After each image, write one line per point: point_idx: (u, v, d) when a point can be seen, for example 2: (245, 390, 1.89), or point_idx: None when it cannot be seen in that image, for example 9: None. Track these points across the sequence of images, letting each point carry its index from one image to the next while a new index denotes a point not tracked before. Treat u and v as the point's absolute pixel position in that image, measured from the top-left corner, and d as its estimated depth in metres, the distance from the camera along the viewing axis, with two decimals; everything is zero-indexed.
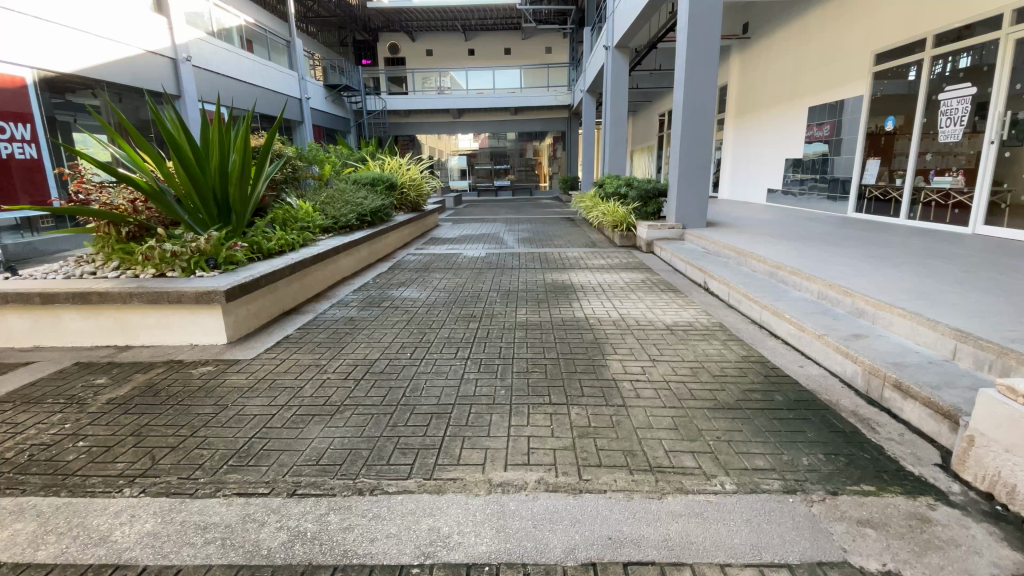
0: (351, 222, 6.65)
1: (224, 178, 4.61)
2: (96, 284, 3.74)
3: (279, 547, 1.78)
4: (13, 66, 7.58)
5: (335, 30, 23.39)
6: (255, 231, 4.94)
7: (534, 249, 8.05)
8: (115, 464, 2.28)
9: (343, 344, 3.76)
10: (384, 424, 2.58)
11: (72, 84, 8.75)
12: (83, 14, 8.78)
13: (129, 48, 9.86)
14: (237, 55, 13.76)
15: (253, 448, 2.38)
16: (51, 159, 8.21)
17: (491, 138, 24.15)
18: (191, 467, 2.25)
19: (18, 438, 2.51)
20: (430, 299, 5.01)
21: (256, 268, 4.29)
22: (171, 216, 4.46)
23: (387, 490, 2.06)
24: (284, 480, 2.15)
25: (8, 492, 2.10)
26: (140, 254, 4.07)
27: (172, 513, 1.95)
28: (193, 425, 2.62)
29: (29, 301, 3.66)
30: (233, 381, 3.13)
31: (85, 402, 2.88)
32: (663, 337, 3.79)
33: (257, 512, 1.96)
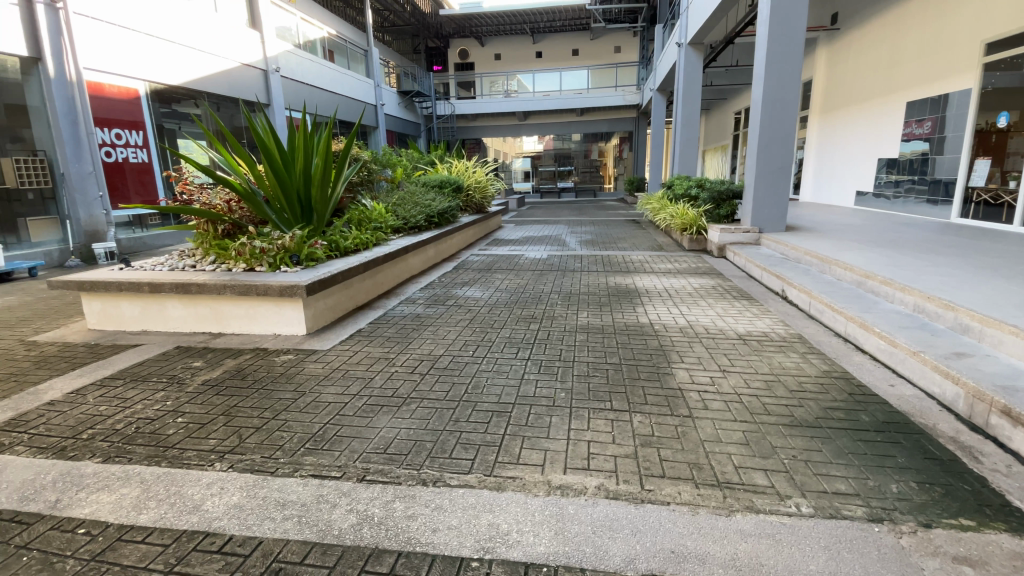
0: (420, 223, 6.87)
1: (307, 181, 4.91)
2: (195, 277, 4.12)
3: (348, 528, 1.88)
4: (128, 80, 8.54)
5: (409, 39, 24.36)
6: (333, 231, 5.23)
7: (598, 251, 7.92)
8: (208, 440, 2.51)
9: (410, 339, 3.91)
10: (447, 418, 2.66)
11: (178, 95, 9.74)
12: (186, 31, 9.73)
13: (226, 61, 10.79)
14: (321, 64, 14.69)
15: (327, 433, 2.54)
16: (159, 163, 9.21)
17: (556, 140, 24.14)
18: (273, 447, 2.43)
19: (128, 411, 2.84)
20: (492, 299, 5.09)
21: (334, 265, 4.55)
22: (261, 216, 4.84)
23: (449, 484, 2.12)
24: (355, 464, 2.27)
25: (118, 459, 2.37)
26: (233, 250, 4.43)
27: (256, 488, 2.12)
28: (276, 408, 2.83)
29: (139, 290, 4.10)
30: (310, 370, 3.34)
31: (183, 383, 3.19)
32: (735, 347, 3.61)
33: (330, 494, 2.08)
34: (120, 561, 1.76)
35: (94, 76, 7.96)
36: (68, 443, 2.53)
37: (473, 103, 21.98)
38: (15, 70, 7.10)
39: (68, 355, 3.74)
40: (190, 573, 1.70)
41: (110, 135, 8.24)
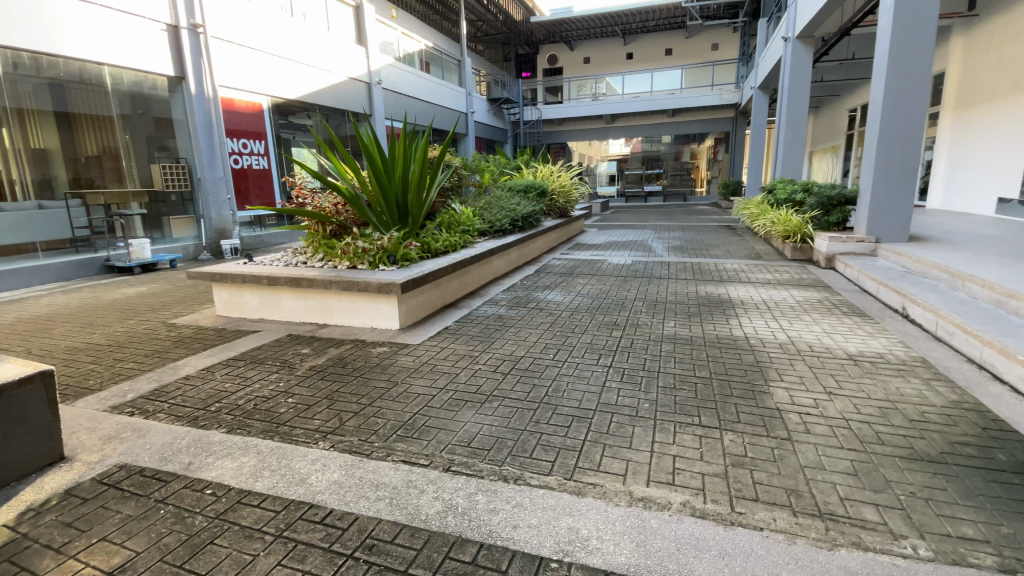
0: (505, 226, 7.03)
1: (405, 186, 5.23)
2: (306, 272, 4.54)
3: (434, 514, 1.98)
4: (254, 95, 9.62)
5: (500, 47, 25.02)
6: (425, 233, 5.51)
7: (687, 258, 7.60)
8: (314, 420, 2.77)
9: (493, 339, 4.02)
10: (527, 419, 2.70)
11: (295, 108, 10.80)
12: (303, 50, 10.75)
13: (335, 76, 11.80)
14: (418, 75, 15.53)
15: (416, 423, 2.69)
16: (277, 169, 10.31)
17: (644, 143, 23.48)
18: (369, 431, 2.62)
19: (249, 389, 3.21)
20: (574, 303, 5.08)
21: (426, 265, 4.79)
22: (363, 218, 5.24)
23: (530, 482, 2.16)
24: (441, 455, 2.39)
25: (240, 431, 2.69)
26: (339, 249, 4.84)
27: (354, 468, 2.31)
28: (372, 396, 3.05)
29: (259, 282, 4.61)
30: (402, 362, 3.56)
31: (293, 367, 3.54)
32: (844, 368, 3.29)
33: (418, 479, 2.21)
34: (239, 522, 2.00)
35: (227, 92, 9.07)
36: (200, 414, 2.91)
37: (560, 107, 22.06)
38: (164, 88, 8.23)
39: (201, 337, 4.30)
40: (297, 539, 1.89)
41: (238, 145, 9.36)
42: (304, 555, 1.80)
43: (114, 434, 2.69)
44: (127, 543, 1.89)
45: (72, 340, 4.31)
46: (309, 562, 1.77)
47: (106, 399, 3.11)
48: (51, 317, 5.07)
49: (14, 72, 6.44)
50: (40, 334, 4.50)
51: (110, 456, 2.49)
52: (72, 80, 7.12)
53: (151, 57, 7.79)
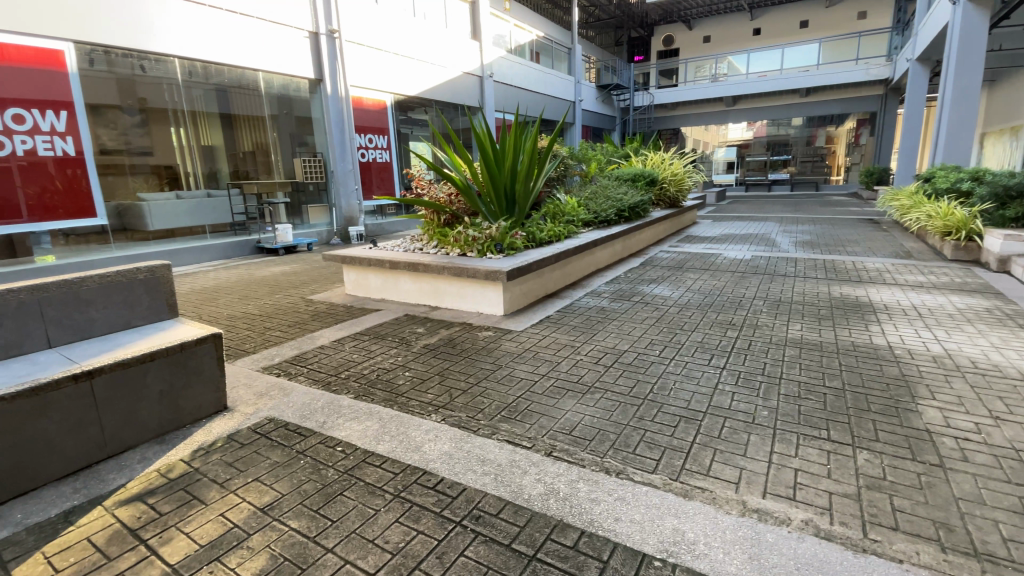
0: (611, 217, 6.89)
1: (513, 176, 5.33)
2: (421, 257, 4.86)
3: (537, 496, 2.04)
4: (379, 93, 10.42)
5: (612, 31, 24.30)
6: (531, 223, 5.59)
7: (816, 255, 6.85)
8: (427, 394, 2.98)
9: (595, 331, 3.98)
10: (631, 414, 2.65)
11: (413, 104, 11.49)
12: (422, 48, 11.38)
13: (451, 71, 12.34)
14: (528, 66, 15.69)
15: (520, 407, 2.78)
16: (397, 161, 11.11)
17: (770, 126, 21.40)
18: (476, 409, 2.77)
19: (372, 361, 3.55)
20: (683, 299, 4.84)
21: (531, 254, 4.88)
22: (473, 208, 5.46)
23: (633, 478, 2.13)
24: (544, 439, 2.46)
25: (365, 397, 3.00)
26: (451, 237, 5.10)
27: (463, 442, 2.46)
28: (479, 376, 3.20)
29: (382, 265, 5.04)
30: (507, 347, 3.68)
31: (409, 345, 3.83)
32: (1019, 391, 2.75)
33: (522, 460, 2.29)
34: (363, 478, 2.23)
35: (357, 92, 9.93)
36: (331, 379, 3.29)
37: (675, 91, 20.91)
38: (306, 90, 9.22)
39: (332, 312, 4.83)
40: (412, 501, 2.06)
41: (365, 140, 10.24)
42: (418, 517, 1.97)
43: (264, 391, 3.13)
44: (275, 485, 2.20)
45: (233, 309, 5.07)
46: (422, 523, 1.93)
47: (260, 360, 3.64)
48: (217, 289, 6.01)
49: (189, 79, 7.65)
50: (209, 303, 5.35)
51: (262, 409, 2.91)
52: (234, 85, 8.28)
53: (296, 61, 8.76)
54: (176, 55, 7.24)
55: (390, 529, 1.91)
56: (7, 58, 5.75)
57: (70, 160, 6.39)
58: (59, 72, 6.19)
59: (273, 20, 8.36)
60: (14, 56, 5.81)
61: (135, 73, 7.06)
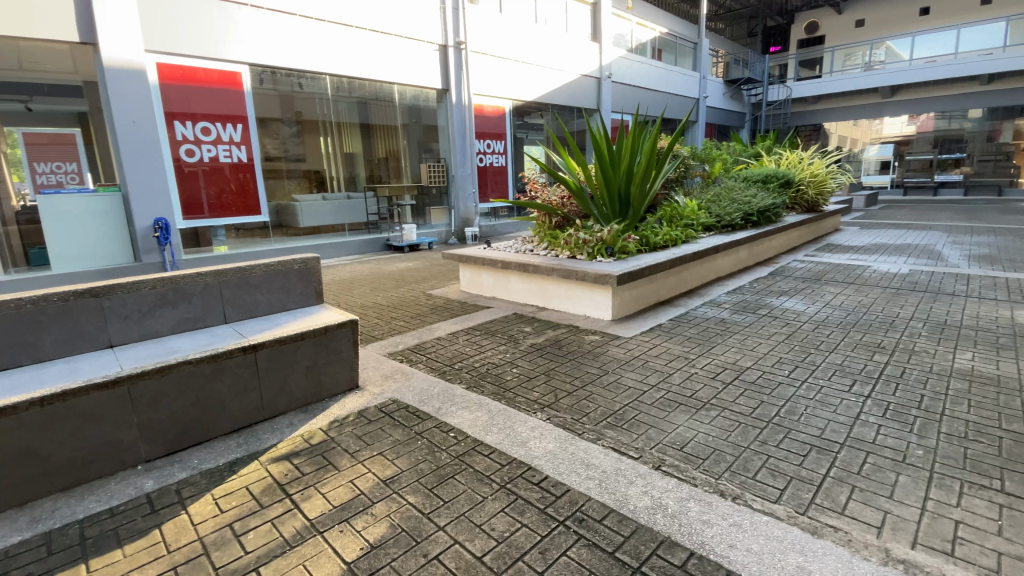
0: (736, 221, 6.41)
1: (629, 178, 5.21)
2: (532, 258, 4.95)
3: (643, 509, 1.98)
4: (499, 99, 10.83)
5: (745, 22, 22.54)
6: (646, 226, 5.42)
7: (995, 271, 5.73)
8: (533, 392, 3.04)
9: (713, 343, 3.74)
10: (752, 437, 2.45)
11: (530, 109, 11.77)
12: (542, 53, 11.59)
13: (570, 75, 12.41)
14: (649, 65, 15.19)
15: (628, 415, 2.72)
16: (512, 165, 11.48)
17: (938, 119, 18.33)
18: (581, 413, 2.76)
19: (482, 355, 3.71)
20: (819, 315, 4.34)
21: (644, 259, 4.73)
22: (586, 210, 5.44)
23: (751, 505, 1.97)
24: (652, 452, 2.37)
25: (474, 389, 3.15)
26: (562, 239, 5.14)
27: (567, 444, 2.46)
28: (584, 380, 3.19)
29: (494, 265, 5.23)
30: (615, 353, 3.61)
31: (517, 342, 3.94)
32: None
33: (628, 470, 2.24)
34: (473, 466, 2.34)
35: (479, 99, 10.43)
36: (446, 369, 3.50)
37: (817, 83, 18.79)
38: (433, 100, 9.91)
39: (448, 307, 5.13)
40: (517, 493, 2.12)
41: (484, 145, 10.72)
42: (523, 510, 2.02)
43: (389, 374, 3.44)
44: (395, 460, 2.41)
45: (364, 300, 5.64)
46: (527, 517, 1.97)
47: (385, 346, 4.00)
48: (352, 280, 6.72)
49: (337, 93, 8.63)
50: (346, 292, 6.01)
51: (386, 391, 3.20)
52: (372, 98, 9.17)
53: (426, 73, 9.46)
54: (327, 73, 8.23)
55: (496, 517, 1.98)
56: (199, 81, 6.99)
57: (243, 166, 7.59)
58: (236, 90, 7.38)
59: (407, 36, 9.10)
60: (204, 79, 7.05)
61: (294, 89, 8.13)
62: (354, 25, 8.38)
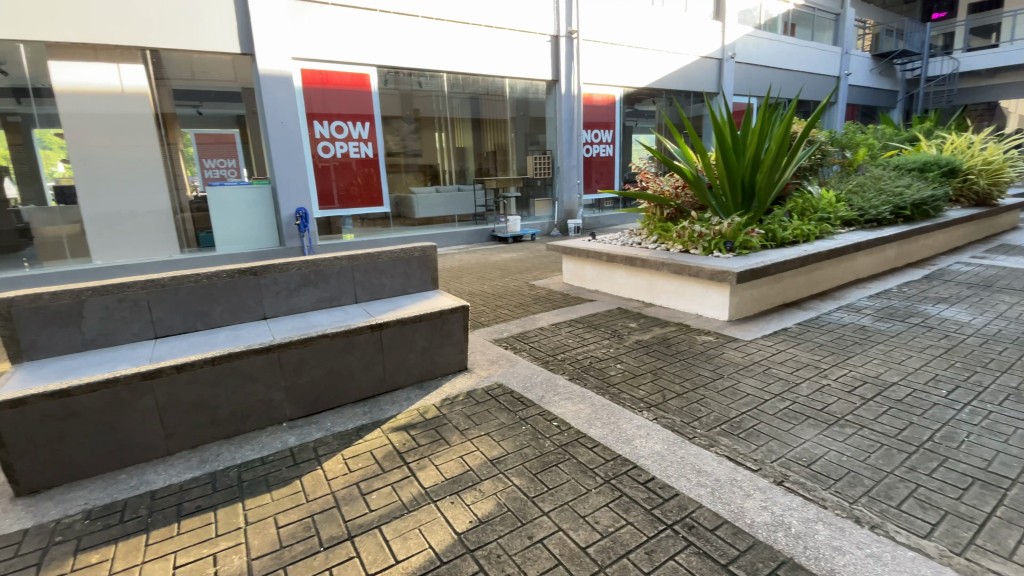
0: (883, 215, 5.63)
1: (755, 166, 4.80)
2: (641, 252, 4.79)
3: (762, 524, 1.84)
4: (610, 87, 10.56)
5: None
6: (772, 220, 4.98)
7: None
8: (640, 390, 2.96)
9: (849, 353, 3.33)
10: (896, 462, 2.15)
11: (642, 96, 11.32)
12: (658, 37, 11.06)
13: (687, 58, 11.71)
14: (779, 42, 13.79)
15: (746, 424, 2.53)
16: (620, 155, 11.17)
17: None
18: (692, 416, 2.62)
19: (585, 348, 3.68)
20: (991, 328, 3.66)
21: (769, 256, 4.35)
22: (702, 201, 5.11)
23: (893, 537, 1.74)
24: (773, 465, 2.18)
25: (579, 382, 3.14)
26: (675, 232, 4.89)
27: (677, 446, 2.36)
28: (695, 382, 3.02)
29: (599, 258, 5.14)
30: (731, 356, 3.37)
31: (621, 338, 3.85)
32: None
33: (744, 481, 2.09)
34: (577, 457, 2.34)
35: (589, 88, 10.27)
36: (549, 359, 3.54)
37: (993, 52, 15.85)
38: (543, 92, 9.96)
39: (552, 298, 5.16)
40: (622, 490, 2.08)
41: (592, 135, 10.55)
42: (628, 507, 1.98)
43: (495, 359, 3.56)
44: (501, 442, 2.49)
45: (471, 288, 5.88)
46: (632, 515, 1.93)
47: (492, 333, 4.14)
48: (461, 269, 7.04)
49: (452, 89, 9.02)
50: (455, 280, 6.32)
51: (492, 375, 3.32)
52: (484, 92, 9.43)
53: (537, 65, 9.51)
54: (443, 70, 8.62)
55: (601, 511, 1.97)
56: (333, 83, 7.72)
57: (369, 161, 8.28)
58: (365, 91, 8.04)
59: (520, 29, 9.21)
60: (338, 82, 7.78)
61: (414, 88, 8.64)
62: (470, 22, 8.67)
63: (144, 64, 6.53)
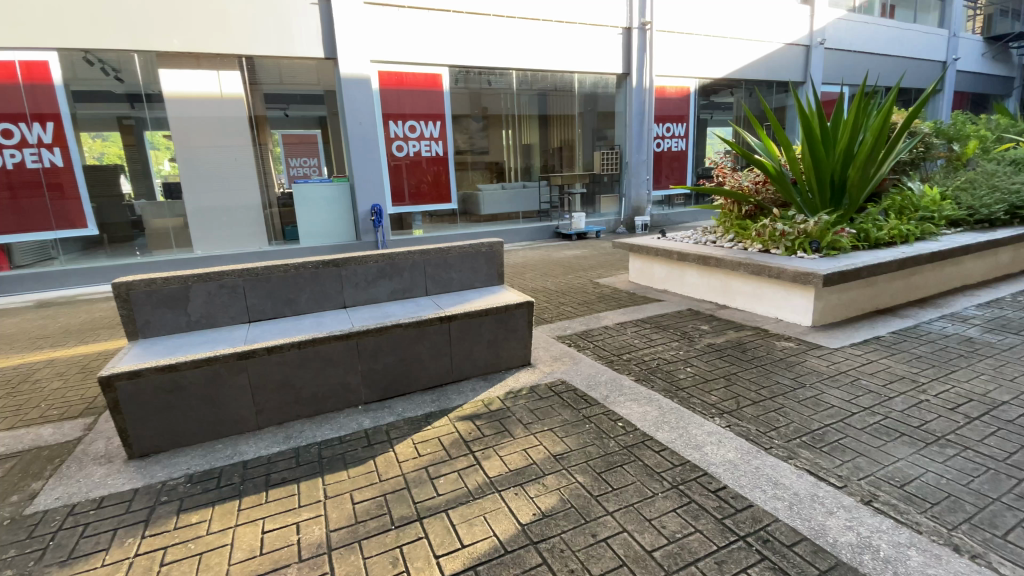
0: (999, 215, 5.02)
1: (847, 160, 4.44)
2: (715, 251, 4.58)
3: (846, 545, 1.71)
4: (684, 79, 10.15)
5: None
6: (865, 218, 4.59)
7: None
8: (712, 395, 2.84)
9: (952, 367, 3.00)
10: (1007, 489, 1.93)
11: (719, 87, 10.79)
12: (738, 24, 10.48)
13: (770, 45, 11.00)
14: (877, 24, 12.61)
15: (829, 437, 2.36)
16: (693, 149, 10.73)
17: None
18: (769, 426, 2.49)
19: (653, 349, 3.59)
20: None
21: (860, 257, 4.01)
22: (786, 198, 4.79)
23: (998, 570, 1.57)
24: (859, 483, 2.03)
25: (646, 383, 3.06)
26: (754, 231, 4.64)
27: (751, 456, 2.25)
28: (773, 390, 2.85)
29: (669, 256, 4.97)
30: (813, 365, 3.15)
31: (692, 340, 3.71)
32: None
33: (826, 498, 1.95)
34: (643, 459, 2.29)
35: (661, 81, 9.93)
36: (615, 359, 3.48)
37: None
38: (613, 85, 9.77)
39: (617, 297, 5.07)
40: (691, 497, 2.02)
41: (663, 129, 10.20)
42: (697, 515, 1.92)
43: (558, 356, 3.56)
44: (565, 439, 2.49)
45: (535, 284, 5.90)
46: (701, 523, 1.87)
47: (555, 330, 4.14)
48: (525, 265, 7.08)
49: (521, 87, 9.07)
50: (519, 276, 6.37)
51: (556, 371, 3.32)
52: (553, 88, 9.40)
53: (607, 59, 9.34)
54: (513, 68, 8.69)
55: (668, 516, 1.92)
56: (408, 83, 8.01)
57: (439, 159, 8.54)
58: (437, 90, 8.28)
59: (591, 23, 9.07)
60: (412, 82, 8.06)
61: (483, 86, 8.78)
62: (540, 18, 8.66)
63: (240, 71, 7.13)
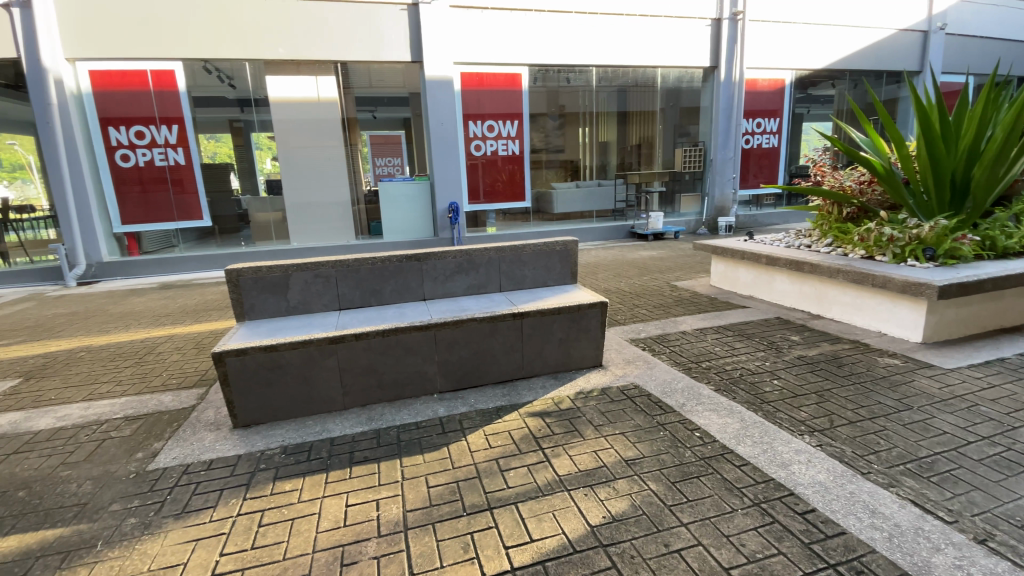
0: None
1: (973, 159, 3.94)
2: (809, 256, 4.26)
3: None
4: (779, 71, 9.48)
5: None
6: (993, 224, 4.05)
7: None
8: (801, 411, 2.65)
9: None
10: None
11: (818, 78, 9.96)
12: (844, 9, 9.60)
13: (882, 31, 9.97)
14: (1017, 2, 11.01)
15: (939, 467, 2.12)
16: (786, 146, 9.99)
17: None
18: (867, 449, 2.28)
19: (735, 358, 3.41)
20: None
21: (986, 268, 3.55)
22: (895, 199, 4.34)
23: None
24: (974, 520, 1.81)
25: (727, 393, 2.92)
26: (856, 235, 4.25)
27: (845, 479, 2.08)
28: (873, 410, 2.61)
29: (757, 260, 4.69)
30: (923, 386, 2.84)
31: (779, 351, 3.47)
32: None
33: (934, 533, 1.76)
34: (721, 472, 2.19)
35: (753, 74, 9.34)
36: (693, 365, 3.35)
37: None
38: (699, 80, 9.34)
39: (695, 301, 4.86)
40: (774, 517, 1.90)
41: (753, 125, 9.60)
42: (781, 536, 1.80)
43: (632, 359, 3.48)
44: (638, 444, 2.44)
45: (608, 285, 5.80)
46: (785, 546, 1.76)
47: (629, 332, 4.05)
48: (597, 265, 7.00)
49: (600, 84, 8.93)
50: (591, 276, 6.31)
51: (629, 375, 3.26)
52: (633, 85, 9.17)
53: (693, 53, 8.95)
54: (593, 65, 8.58)
55: (747, 534, 1.82)
56: (488, 84, 8.19)
57: (516, 158, 8.65)
58: (516, 90, 8.38)
59: (677, 15, 8.73)
60: (493, 83, 8.22)
61: (562, 85, 8.76)
62: (623, 14, 8.47)
63: (336, 75, 7.64)
